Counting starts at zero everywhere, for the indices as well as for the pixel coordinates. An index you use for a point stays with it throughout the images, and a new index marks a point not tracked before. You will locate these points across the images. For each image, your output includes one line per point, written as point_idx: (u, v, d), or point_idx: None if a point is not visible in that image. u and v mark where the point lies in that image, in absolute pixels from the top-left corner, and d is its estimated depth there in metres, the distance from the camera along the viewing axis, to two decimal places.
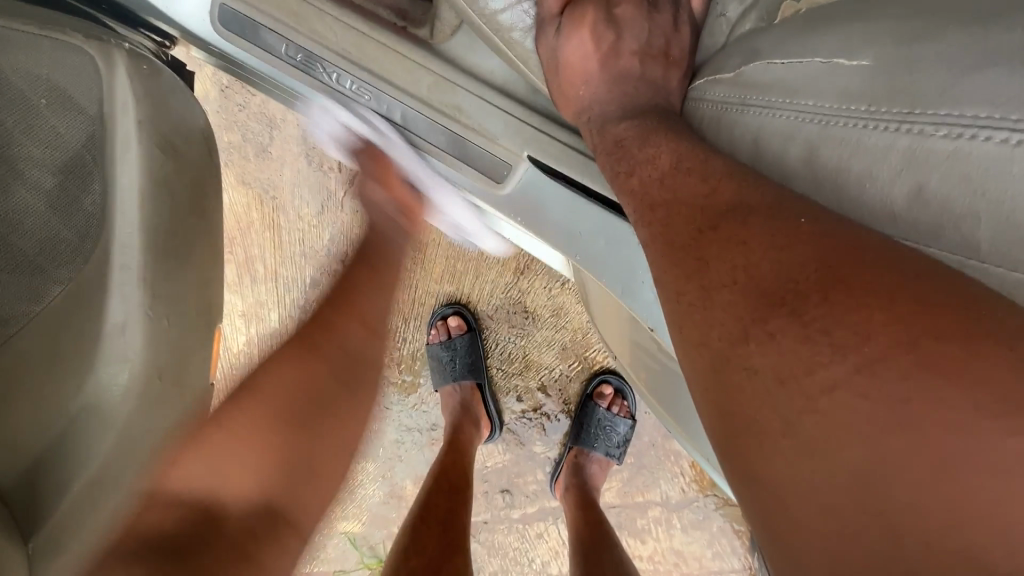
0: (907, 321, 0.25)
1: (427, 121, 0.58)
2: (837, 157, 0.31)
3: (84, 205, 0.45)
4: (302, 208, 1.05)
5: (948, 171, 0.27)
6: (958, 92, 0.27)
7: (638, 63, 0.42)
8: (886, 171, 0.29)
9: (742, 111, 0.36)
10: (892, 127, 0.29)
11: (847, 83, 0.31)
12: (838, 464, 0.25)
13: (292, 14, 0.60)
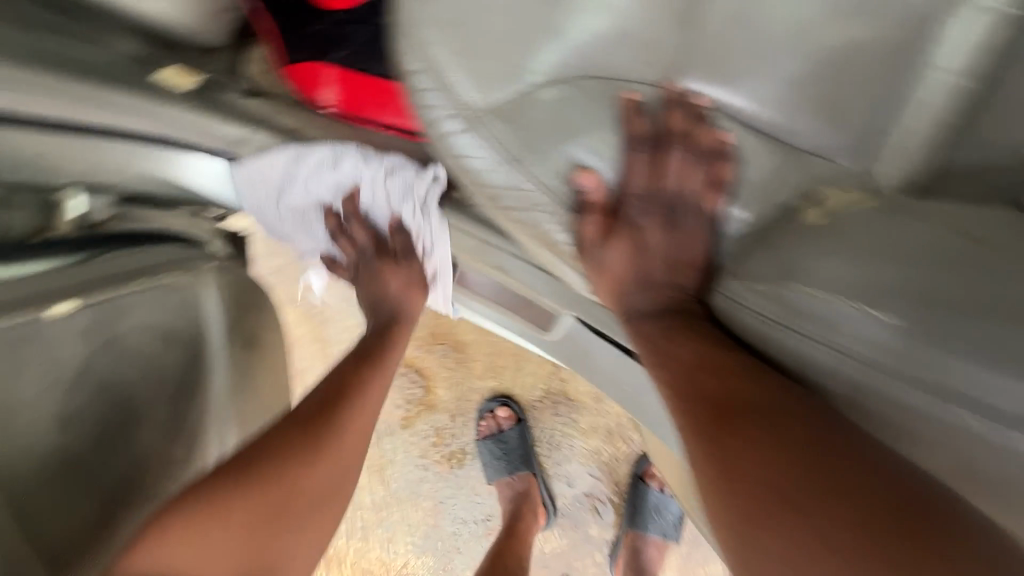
0: (896, 534, 0.28)
1: (470, 275, 0.64)
2: (879, 407, 0.32)
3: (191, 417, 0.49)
4: (347, 318, 1.10)
5: (986, 452, 0.28)
6: (979, 378, 0.27)
7: (672, 277, 0.43)
8: (923, 433, 0.30)
9: (781, 331, 0.35)
10: (926, 392, 0.29)
11: (876, 336, 0.31)
12: None
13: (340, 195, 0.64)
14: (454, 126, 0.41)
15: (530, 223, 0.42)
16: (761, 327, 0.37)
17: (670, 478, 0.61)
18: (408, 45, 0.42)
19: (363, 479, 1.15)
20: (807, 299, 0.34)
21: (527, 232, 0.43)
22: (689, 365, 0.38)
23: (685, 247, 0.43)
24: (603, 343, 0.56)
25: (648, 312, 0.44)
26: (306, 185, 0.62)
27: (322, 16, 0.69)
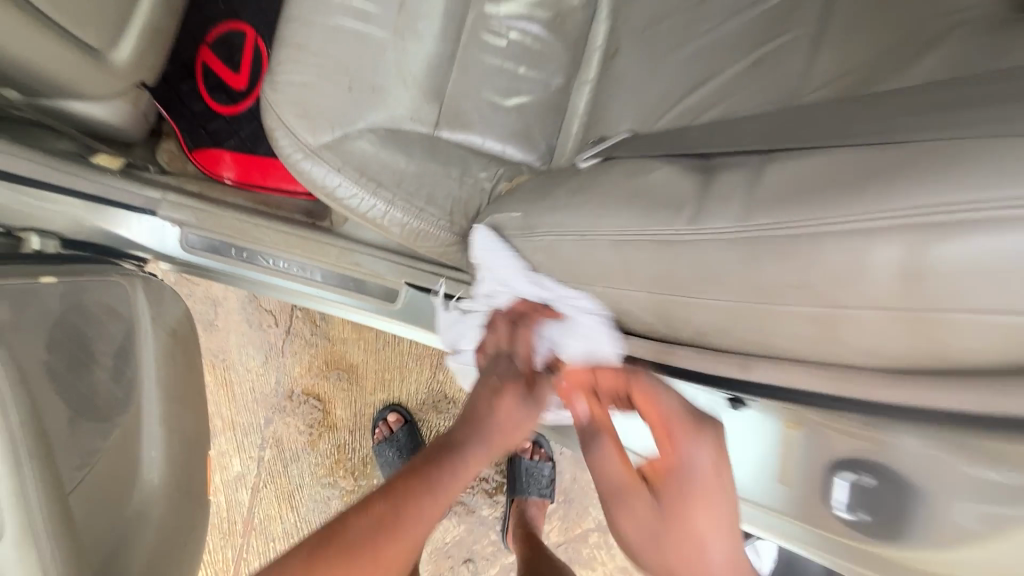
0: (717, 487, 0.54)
1: (337, 274, 0.90)
2: (629, 259, 0.47)
3: (127, 372, 0.69)
4: (249, 361, 1.29)
5: (698, 248, 0.42)
6: (653, 205, 0.46)
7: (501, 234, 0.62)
8: (662, 262, 0.45)
9: (571, 241, 0.53)
10: (647, 234, 0.45)
11: (618, 221, 0.48)
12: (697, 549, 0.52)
13: (237, 231, 0.91)
14: (298, 156, 0.74)
15: (350, 203, 0.75)
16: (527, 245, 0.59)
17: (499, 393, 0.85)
18: (268, 116, 0.75)
19: (274, 510, 1.27)
20: (560, 217, 0.55)
21: (350, 209, 0.75)
22: (709, 471, 0.54)
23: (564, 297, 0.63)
24: (428, 296, 0.87)
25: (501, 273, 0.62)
26: (213, 228, 0.90)
27: (217, 117, 0.98)
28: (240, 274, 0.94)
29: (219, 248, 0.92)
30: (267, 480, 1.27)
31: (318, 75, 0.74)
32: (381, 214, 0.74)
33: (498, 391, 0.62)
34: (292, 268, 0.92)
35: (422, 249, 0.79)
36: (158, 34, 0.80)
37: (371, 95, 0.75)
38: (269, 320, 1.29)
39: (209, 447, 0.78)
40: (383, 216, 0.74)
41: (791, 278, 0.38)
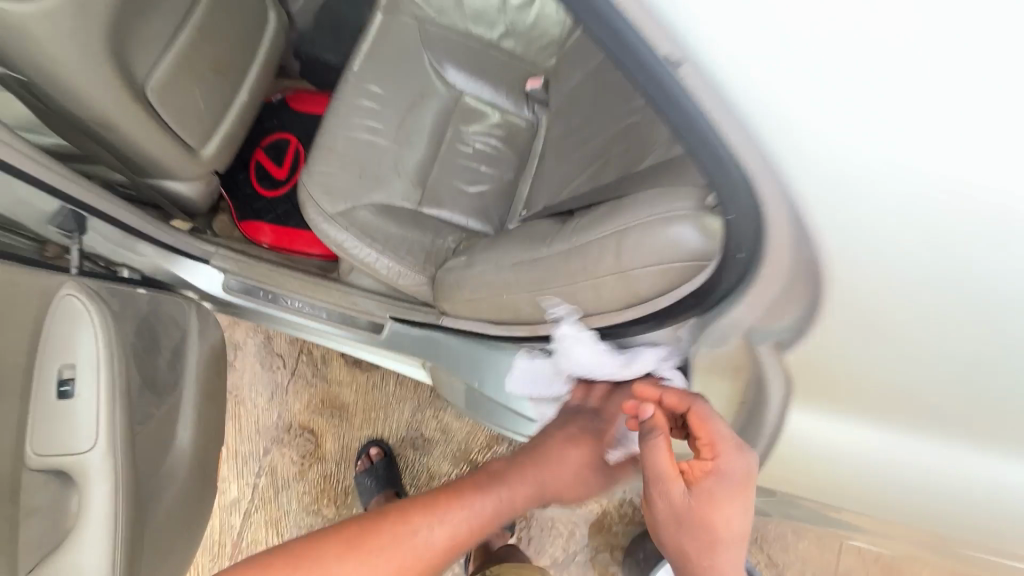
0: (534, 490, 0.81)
1: (338, 311, 1.16)
2: (514, 274, 0.74)
3: (177, 367, 0.94)
4: (257, 397, 1.51)
5: (536, 262, 0.68)
6: (533, 241, 0.75)
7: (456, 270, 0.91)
8: (525, 273, 0.71)
9: (489, 268, 0.81)
10: (521, 258, 0.73)
11: (513, 253, 0.76)
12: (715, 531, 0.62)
13: (265, 277, 1.18)
14: (316, 216, 1.04)
15: (349, 249, 1.03)
16: (466, 275, 0.87)
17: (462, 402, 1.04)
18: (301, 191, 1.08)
19: (262, 535, 1.42)
20: (486, 256, 0.83)
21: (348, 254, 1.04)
22: (741, 478, 0.61)
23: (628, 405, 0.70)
24: (405, 326, 1.10)
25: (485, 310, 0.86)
26: (248, 274, 1.18)
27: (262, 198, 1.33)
28: (265, 311, 1.21)
29: (250, 290, 1.19)
30: (259, 506, 1.44)
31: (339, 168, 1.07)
32: (373, 259, 1.03)
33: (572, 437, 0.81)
34: (304, 307, 1.18)
35: (405, 290, 1.06)
36: (232, 141, 1.15)
37: (375, 183, 1.08)
38: (278, 363, 1.53)
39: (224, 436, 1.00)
40: (375, 261, 1.03)
41: (572, 271, 0.62)
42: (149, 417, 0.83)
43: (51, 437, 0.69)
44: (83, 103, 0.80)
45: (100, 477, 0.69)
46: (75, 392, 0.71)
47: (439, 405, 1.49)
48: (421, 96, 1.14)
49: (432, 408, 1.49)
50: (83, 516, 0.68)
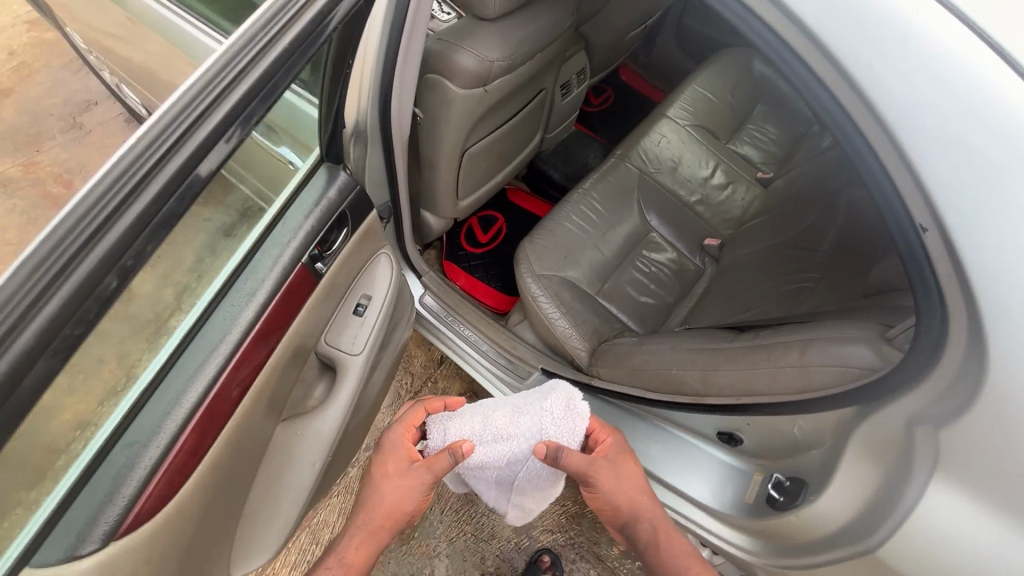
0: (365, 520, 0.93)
1: (497, 349, 1.41)
2: (690, 355, 0.96)
3: (396, 337, 1.19)
4: None
5: (719, 350, 0.90)
6: (712, 340, 0.97)
7: (629, 345, 1.14)
8: (702, 357, 0.93)
9: (664, 349, 1.03)
10: (703, 345, 0.95)
11: (689, 344, 0.99)
12: (645, 519, 0.89)
13: (453, 304, 1.50)
14: (523, 269, 1.34)
15: (537, 301, 1.31)
16: (637, 350, 1.09)
17: None
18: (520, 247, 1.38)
19: (331, 520, 1.53)
20: (663, 342, 1.06)
21: (534, 304, 1.31)
22: (619, 460, 0.91)
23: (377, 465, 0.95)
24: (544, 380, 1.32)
25: (649, 376, 1.02)
26: (443, 297, 1.50)
27: (465, 251, 1.70)
28: (438, 329, 1.49)
29: (437, 311, 1.50)
30: (341, 493, 1.56)
31: (552, 245, 1.39)
32: (553, 316, 1.29)
33: (388, 472, 0.93)
34: (471, 337, 1.44)
35: (567, 350, 1.29)
36: (477, 202, 1.53)
37: (572, 265, 1.38)
38: (407, 378, 1.76)
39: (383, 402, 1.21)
40: (555, 319, 1.29)
41: (748, 360, 0.83)
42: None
43: (334, 338, 0.95)
44: (437, 148, 1.19)
45: (354, 377, 0.95)
46: (364, 315, 0.98)
47: None
48: (624, 219, 1.48)
49: None
50: (332, 397, 0.93)
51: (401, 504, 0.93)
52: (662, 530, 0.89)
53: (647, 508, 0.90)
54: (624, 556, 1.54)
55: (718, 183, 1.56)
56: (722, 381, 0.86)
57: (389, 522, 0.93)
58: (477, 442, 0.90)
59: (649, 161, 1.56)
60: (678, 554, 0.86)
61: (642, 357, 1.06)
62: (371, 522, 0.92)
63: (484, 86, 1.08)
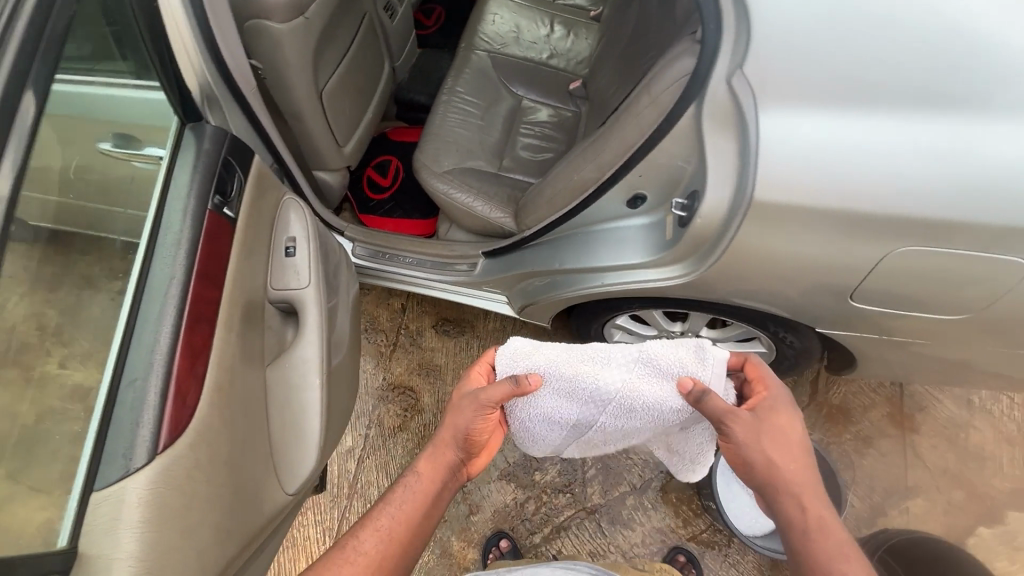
0: (430, 464, 1.04)
1: (439, 259, 1.50)
2: (581, 156, 1.09)
3: (336, 278, 1.27)
4: (365, 364, 1.80)
5: (598, 139, 1.03)
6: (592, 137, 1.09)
7: (539, 186, 1.26)
8: (589, 152, 1.06)
9: (562, 168, 1.15)
10: (586, 145, 1.08)
11: (578, 152, 1.11)
12: (788, 476, 0.87)
13: (384, 242, 1.56)
14: (427, 175, 1.41)
15: (451, 196, 1.39)
16: (546, 184, 1.22)
17: (540, 299, 1.33)
18: (416, 160, 1.45)
19: (374, 477, 1.64)
20: (560, 164, 1.18)
21: (450, 200, 1.39)
22: (776, 409, 0.91)
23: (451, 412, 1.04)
24: (488, 259, 1.43)
25: (560, 194, 1.16)
26: (372, 240, 1.57)
27: (373, 199, 1.76)
28: (382, 270, 1.57)
29: (373, 255, 1.56)
30: (371, 453, 1.67)
31: (442, 145, 1.47)
32: (470, 200, 1.38)
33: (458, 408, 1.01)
34: (413, 261, 1.53)
35: (494, 224, 1.39)
36: (361, 146, 1.59)
37: (467, 155, 1.47)
38: (381, 336, 1.84)
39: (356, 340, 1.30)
40: (473, 201, 1.38)
41: (617, 128, 0.97)
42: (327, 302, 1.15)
43: (281, 282, 1.02)
44: (291, 96, 1.24)
45: (315, 303, 1.02)
46: (295, 254, 1.05)
47: None
48: (495, 99, 1.58)
49: None
50: (303, 326, 1.00)
51: (454, 429, 1.02)
52: (799, 490, 0.87)
53: (790, 462, 0.88)
54: None
55: (559, 34, 1.66)
56: (608, 155, 1.00)
57: (447, 449, 1.04)
58: (557, 372, 0.90)
59: (493, 40, 1.64)
60: (827, 544, 0.82)
61: (551, 186, 1.19)
62: (432, 445, 1.06)
63: (303, 14, 1.12)
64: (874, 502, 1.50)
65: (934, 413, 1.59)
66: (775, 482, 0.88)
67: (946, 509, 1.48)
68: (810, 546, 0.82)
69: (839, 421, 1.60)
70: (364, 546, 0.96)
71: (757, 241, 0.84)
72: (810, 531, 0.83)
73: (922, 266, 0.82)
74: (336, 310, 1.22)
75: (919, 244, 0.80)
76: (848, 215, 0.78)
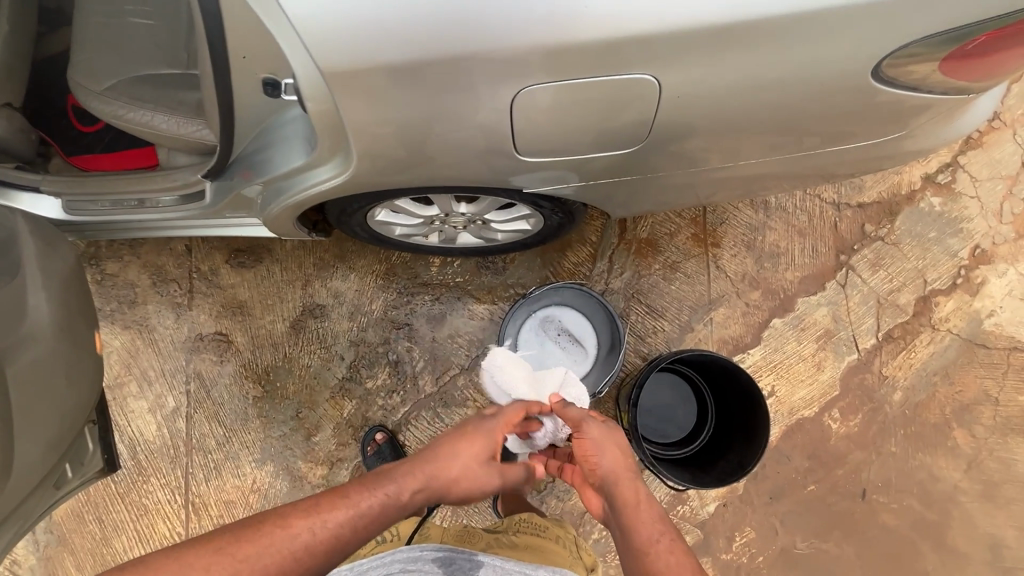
0: (423, 494, 0.92)
1: (163, 195, 1.27)
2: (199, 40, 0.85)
3: (14, 254, 1.09)
4: (166, 321, 1.65)
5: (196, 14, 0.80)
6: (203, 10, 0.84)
7: (206, 86, 1.02)
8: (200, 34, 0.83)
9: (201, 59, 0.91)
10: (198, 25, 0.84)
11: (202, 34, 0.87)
12: (614, 472, 0.95)
13: (94, 187, 1.29)
14: (88, 97, 1.13)
15: (126, 116, 1.12)
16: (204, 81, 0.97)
17: (272, 217, 1.16)
18: (71, 79, 1.14)
19: (208, 429, 1.60)
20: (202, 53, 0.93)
21: (127, 122, 1.12)
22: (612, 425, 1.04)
23: (486, 446, 1.01)
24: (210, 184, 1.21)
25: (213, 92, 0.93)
26: (78, 188, 1.29)
27: (85, 135, 1.42)
28: (113, 220, 1.34)
29: (92, 207, 1.31)
30: (197, 407, 1.60)
31: (98, 54, 1.16)
32: (150, 117, 1.12)
33: (489, 438, 1.02)
34: (138, 203, 1.30)
35: (194, 140, 1.15)
36: (10, 75, 1.25)
37: (137, 57, 1.16)
38: (174, 286, 1.66)
39: (77, 316, 1.15)
40: (154, 118, 1.12)
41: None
42: None
43: None
44: None
45: None
46: None
47: (327, 278, 1.65)
48: None
49: (321, 279, 1.64)
50: None
51: (478, 458, 0.99)
52: (626, 480, 0.93)
53: (622, 461, 0.97)
54: (443, 266, 1.64)
55: None
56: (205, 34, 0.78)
57: (456, 475, 0.95)
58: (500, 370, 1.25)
59: None
60: (648, 518, 0.87)
61: (206, 86, 0.96)
62: (440, 461, 0.96)
63: None
64: (681, 322, 1.58)
65: (734, 223, 1.61)
66: (612, 477, 0.94)
67: (744, 311, 1.57)
68: (636, 517, 0.87)
69: (648, 254, 1.61)
70: (317, 538, 0.79)
71: (384, 113, 0.80)
72: (639, 516, 0.88)
73: (553, 104, 0.81)
74: (22, 293, 1.05)
75: (540, 79, 0.77)
76: (451, 60, 0.74)
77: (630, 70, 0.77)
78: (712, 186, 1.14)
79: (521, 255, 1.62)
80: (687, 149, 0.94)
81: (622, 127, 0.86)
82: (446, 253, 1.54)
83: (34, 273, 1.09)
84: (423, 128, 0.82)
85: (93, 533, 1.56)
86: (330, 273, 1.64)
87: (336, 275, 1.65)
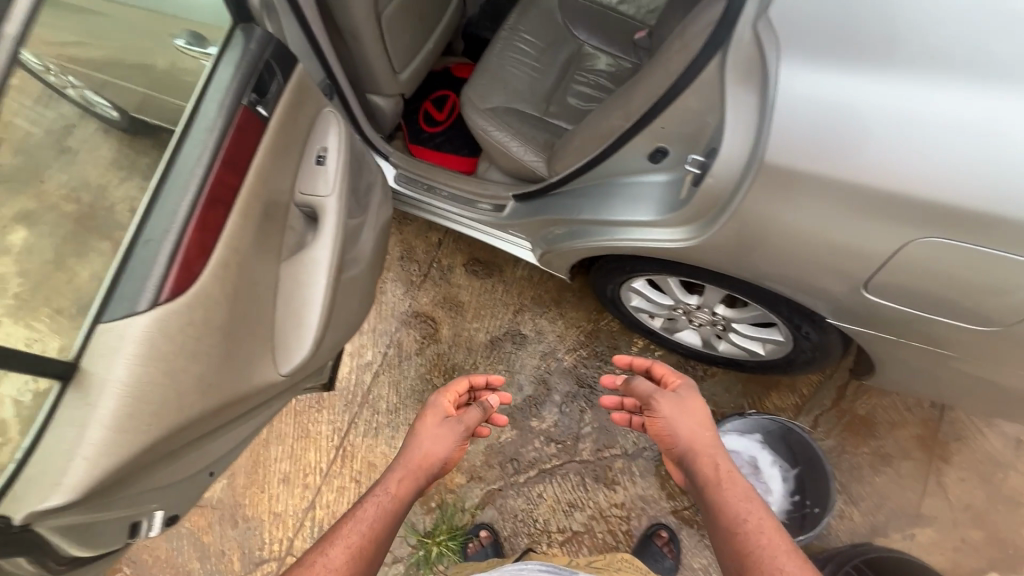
0: (404, 491, 1.00)
1: (470, 197, 1.52)
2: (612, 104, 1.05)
3: (370, 195, 1.35)
4: (396, 289, 1.90)
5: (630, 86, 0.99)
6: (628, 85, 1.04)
7: (573, 135, 1.24)
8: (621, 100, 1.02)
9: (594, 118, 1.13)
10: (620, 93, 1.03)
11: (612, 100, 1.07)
12: (706, 446, 0.98)
13: (424, 171, 1.60)
14: (470, 109, 1.43)
15: (489, 133, 1.40)
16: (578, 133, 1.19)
17: (555, 249, 1.32)
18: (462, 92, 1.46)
19: (385, 392, 1.76)
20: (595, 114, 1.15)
21: (487, 137, 1.40)
22: (689, 396, 1.05)
23: (441, 428, 1.09)
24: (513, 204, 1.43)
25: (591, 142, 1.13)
26: (414, 168, 1.61)
27: (425, 132, 1.77)
28: (416, 199, 1.61)
29: (412, 184, 1.61)
30: (387, 369, 1.79)
31: (491, 82, 1.46)
32: (505, 140, 1.38)
33: (437, 428, 1.09)
34: (447, 195, 1.56)
35: (526, 168, 1.38)
36: (417, 75, 1.63)
37: (515, 96, 1.46)
38: (415, 266, 1.92)
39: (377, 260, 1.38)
40: (507, 141, 1.38)
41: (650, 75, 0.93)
42: (351, 217, 1.23)
43: (308, 185, 1.09)
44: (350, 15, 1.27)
45: (334, 217, 1.08)
46: (325, 162, 1.12)
47: (538, 313, 1.79)
48: (557, 41, 1.55)
49: (533, 312, 1.79)
50: (317, 235, 1.07)
51: (435, 445, 1.06)
52: (717, 454, 0.97)
53: (710, 431, 1.00)
54: (645, 349, 1.70)
55: None
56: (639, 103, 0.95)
57: (422, 464, 1.04)
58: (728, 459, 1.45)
59: None
60: (737, 494, 0.89)
61: (583, 135, 1.17)
62: (405, 466, 1.03)
63: None
64: (876, 520, 1.42)
65: (973, 445, 1.45)
66: (696, 458, 0.97)
67: (956, 545, 1.38)
68: (724, 500, 0.89)
69: (861, 432, 1.50)
70: (332, 562, 0.88)
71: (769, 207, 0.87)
72: (722, 489, 0.91)
73: (941, 264, 0.82)
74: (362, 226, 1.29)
75: (930, 234, 0.80)
76: (864, 195, 0.81)
77: (1011, 249, 0.77)
78: (1006, 400, 1.07)
79: (725, 373, 1.61)
80: (1015, 356, 0.92)
81: (972, 306, 0.86)
82: (659, 341, 1.59)
83: (372, 215, 1.34)
84: (784, 233, 0.89)
85: (260, 433, 1.75)
86: (542, 311, 1.78)
87: (547, 314, 1.78)
